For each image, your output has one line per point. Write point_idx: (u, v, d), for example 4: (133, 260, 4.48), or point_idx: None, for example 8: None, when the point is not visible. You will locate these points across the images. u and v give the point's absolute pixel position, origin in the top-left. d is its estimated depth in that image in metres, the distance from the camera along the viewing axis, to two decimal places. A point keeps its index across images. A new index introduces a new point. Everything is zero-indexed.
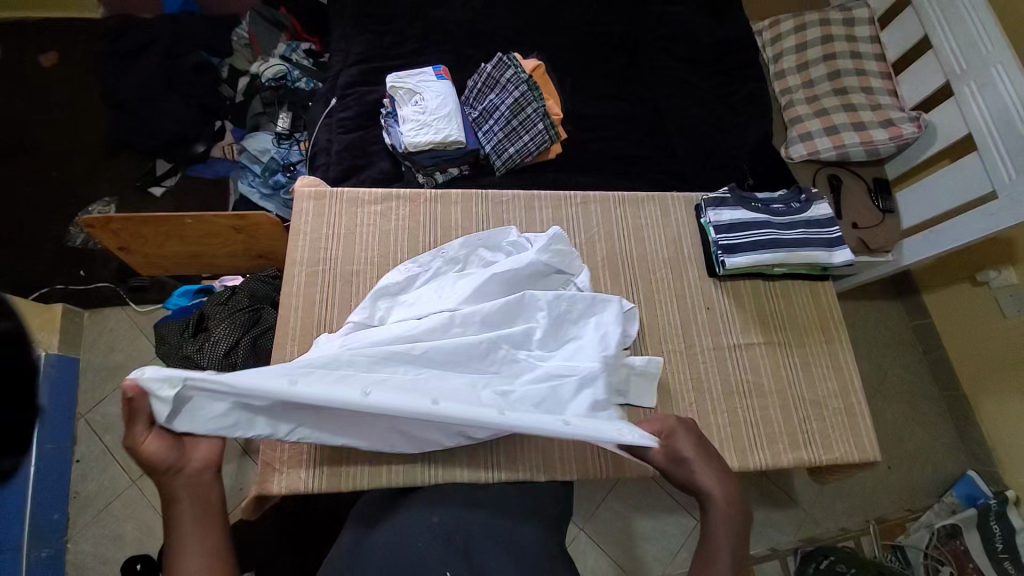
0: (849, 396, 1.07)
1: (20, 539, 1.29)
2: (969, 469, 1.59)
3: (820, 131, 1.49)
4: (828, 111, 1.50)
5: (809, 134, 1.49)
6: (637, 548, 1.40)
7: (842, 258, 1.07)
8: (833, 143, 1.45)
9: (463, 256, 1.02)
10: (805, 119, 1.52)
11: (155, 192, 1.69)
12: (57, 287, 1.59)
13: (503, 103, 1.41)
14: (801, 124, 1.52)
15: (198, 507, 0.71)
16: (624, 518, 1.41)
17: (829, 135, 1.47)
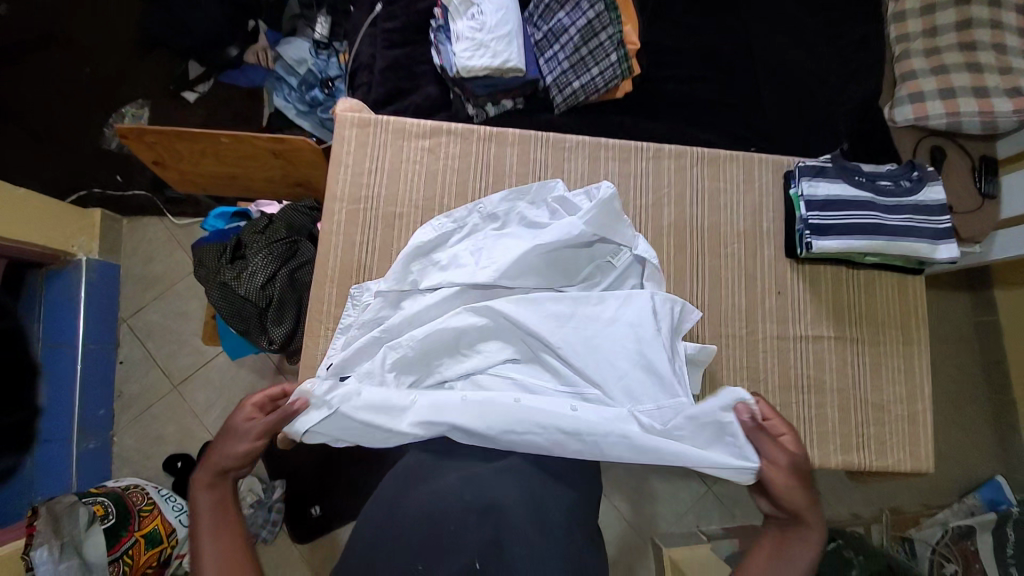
0: (914, 403, 0.99)
1: (70, 433, 1.40)
2: (999, 474, 1.50)
3: (933, 92, 1.26)
4: (948, 69, 1.26)
5: (920, 95, 1.26)
6: (646, 505, 1.42)
7: (947, 254, 0.92)
8: (946, 109, 1.24)
9: (501, 213, 0.94)
10: (919, 75, 1.27)
11: (189, 98, 1.61)
12: (94, 192, 1.56)
13: (573, 25, 1.21)
14: (914, 82, 1.28)
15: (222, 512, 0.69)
16: (638, 476, 1.43)
17: (943, 99, 1.24)
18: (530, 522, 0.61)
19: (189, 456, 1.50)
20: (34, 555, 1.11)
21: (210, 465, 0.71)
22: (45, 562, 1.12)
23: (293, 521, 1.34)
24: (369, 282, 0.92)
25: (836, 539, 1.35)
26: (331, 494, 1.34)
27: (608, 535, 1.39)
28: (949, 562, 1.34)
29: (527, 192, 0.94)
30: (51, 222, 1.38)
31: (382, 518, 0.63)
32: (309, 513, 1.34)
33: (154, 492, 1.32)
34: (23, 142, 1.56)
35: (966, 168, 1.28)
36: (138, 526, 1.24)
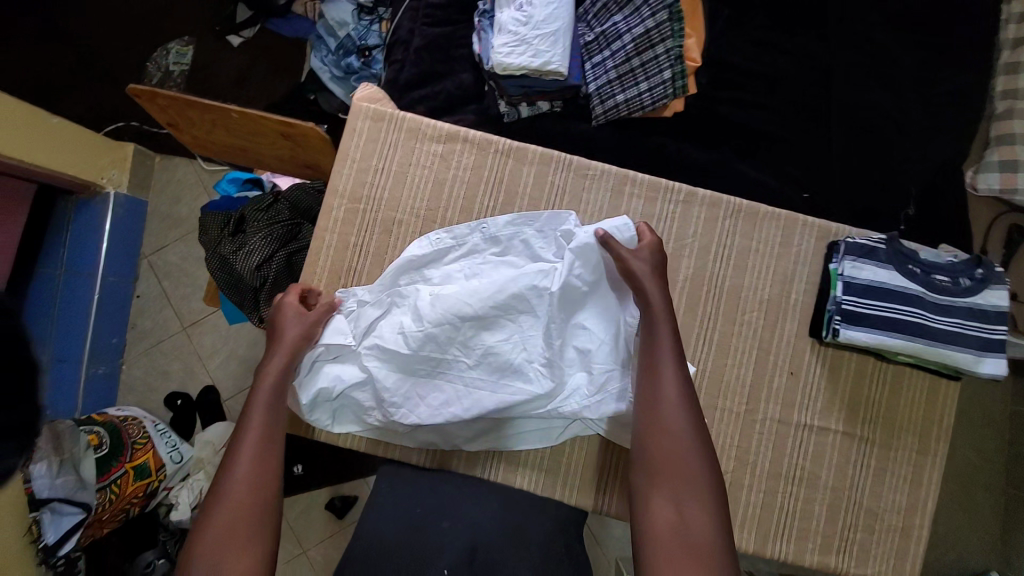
0: (913, 517, 0.90)
1: (80, 354, 1.41)
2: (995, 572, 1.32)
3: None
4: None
5: (1014, 164, 1.13)
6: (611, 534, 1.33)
7: (993, 370, 0.82)
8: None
9: (504, 239, 0.88)
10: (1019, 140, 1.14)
11: (233, 42, 1.54)
12: (131, 125, 1.52)
13: (627, 33, 1.09)
14: (1010, 147, 1.14)
15: (274, 399, 0.77)
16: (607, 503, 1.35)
17: None
18: (500, 537, 0.76)
19: (189, 396, 1.49)
20: (32, 469, 1.10)
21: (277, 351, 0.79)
22: (42, 476, 1.10)
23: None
24: (355, 287, 0.89)
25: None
26: (313, 456, 1.30)
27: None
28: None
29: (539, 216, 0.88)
30: (84, 153, 1.35)
31: (378, 533, 0.77)
32: (291, 471, 1.31)
33: (150, 425, 1.32)
34: (67, 63, 1.48)
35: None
36: (129, 458, 1.24)
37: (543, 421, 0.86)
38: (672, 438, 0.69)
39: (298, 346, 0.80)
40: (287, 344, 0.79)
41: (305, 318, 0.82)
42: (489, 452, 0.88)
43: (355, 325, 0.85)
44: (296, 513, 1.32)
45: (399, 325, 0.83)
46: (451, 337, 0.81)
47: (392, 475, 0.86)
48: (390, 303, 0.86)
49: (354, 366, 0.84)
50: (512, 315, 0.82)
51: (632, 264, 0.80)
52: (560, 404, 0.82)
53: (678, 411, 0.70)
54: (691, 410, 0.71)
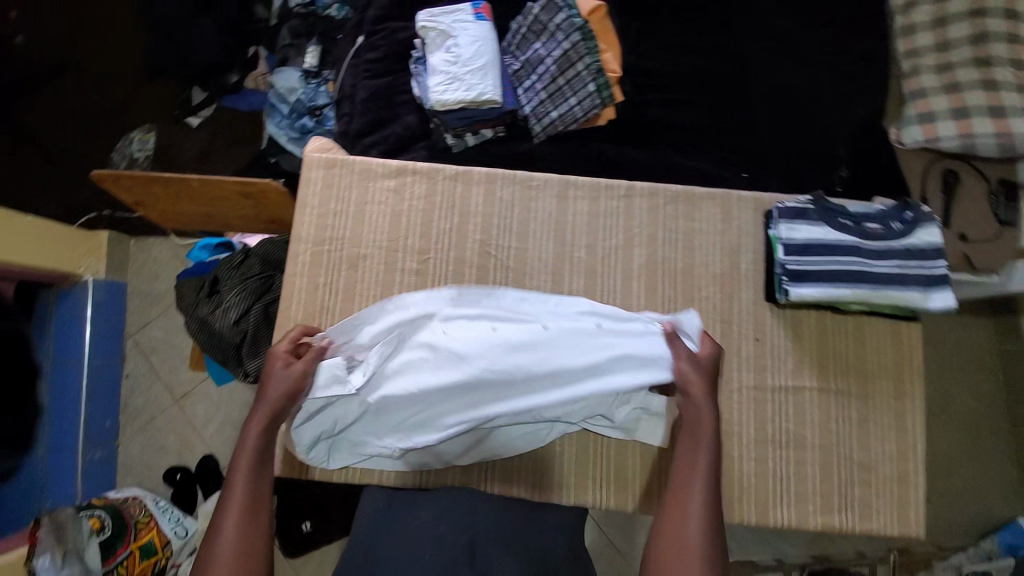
0: (906, 463, 0.92)
1: (75, 443, 1.39)
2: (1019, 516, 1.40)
3: (945, 111, 1.18)
4: (962, 86, 1.18)
5: (930, 115, 1.20)
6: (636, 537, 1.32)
7: (940, 303, 0.86)
8: (960, 131, 1.17)
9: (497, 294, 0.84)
10: (930, 94, 1.20)
11: (191, 123, 1.59)
12: (103, 214, 1.55)
13: (549, 56, 1.19)
14: (924, 101, 1.21)
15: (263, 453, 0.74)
16: None
17: (957, 119, 1.17)
18: (499, 546, 0.77)
19: (189, 468, 1.48)
20: (37, 562, 1.09)
21: (263, 404, 0.77)
22: (47, 569, 1.09)
23: (282, 535, 1.29)
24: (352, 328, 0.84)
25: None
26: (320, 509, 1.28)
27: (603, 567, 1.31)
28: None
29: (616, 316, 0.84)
30: (62, 245, 1.37)
31: (371, 552, 0.77)
32: (300, 529, 1.29)
33: (152, 502, 1.29)
34: (36, 166, 1.54)
35: (981, 194, 1.20)
36: (134, 537, 1.21)
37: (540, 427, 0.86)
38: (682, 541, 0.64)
39: (283, 397, 0.78)
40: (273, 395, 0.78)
41: (293, 370, 0.79)
42: (482, 465, 0.90)
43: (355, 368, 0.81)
44: (311, 569, 1.29)
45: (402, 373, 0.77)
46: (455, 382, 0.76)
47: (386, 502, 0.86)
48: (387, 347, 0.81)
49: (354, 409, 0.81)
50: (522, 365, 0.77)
51: (683, 362, 0.77)
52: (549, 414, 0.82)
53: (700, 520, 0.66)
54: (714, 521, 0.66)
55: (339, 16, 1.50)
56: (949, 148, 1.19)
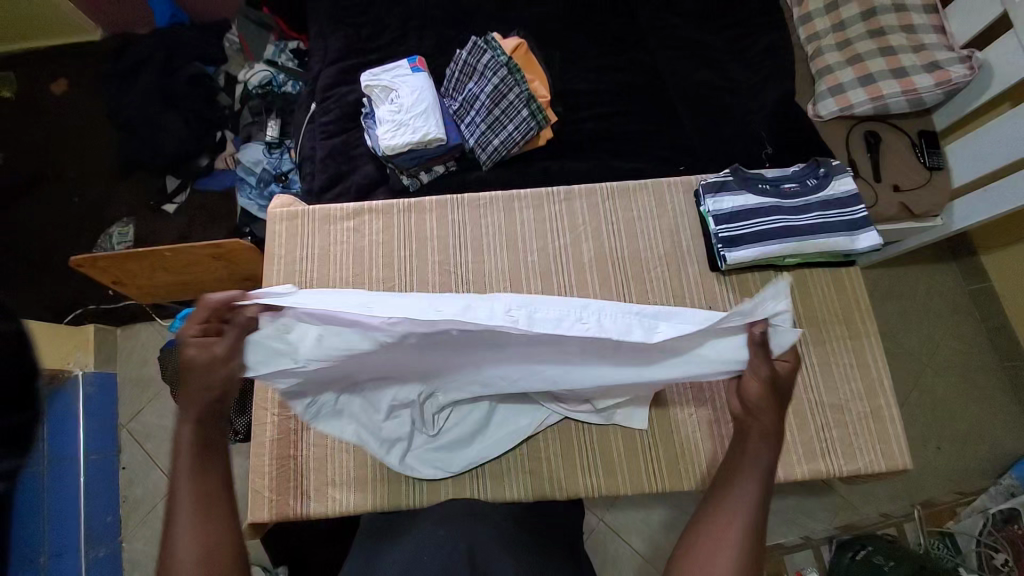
0: (876, 399, 0.96)
1: (76, 543, 1.32)
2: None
3: (853, 81, 1.27)
4: (862, 57, 1.28)
5: (840, 87, 1.28)
6: (658, 538, 1.30)
7: (866, 242, 0.94)
8: (871, 94, 1.25)
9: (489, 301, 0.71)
10: (835, 69, 1.30)
11: (168, 210, 1.68)
12: (88, 308, 1.57)
13: (483, 92, 1.32)
14: (832, 75, 1.30)
15: (204, 447, 0.59)
16: (642, 509, 1.32)
17: (864, 85, 1.26)
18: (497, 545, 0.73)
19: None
20: None
21: (186, 398, 0.60)
22: None
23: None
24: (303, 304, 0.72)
25: (866, 544, 1.26)
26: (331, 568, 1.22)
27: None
28: (997, 552, 1.23)
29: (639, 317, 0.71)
30: (53, 344, 1.35)
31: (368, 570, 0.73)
32: None
33: None
34: (22, 273, 1.61)
35: (904, 146, 1.27)
36: None
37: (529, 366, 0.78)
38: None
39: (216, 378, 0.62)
40: (195, 387, 0.61)
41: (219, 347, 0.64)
42: (472, 472, 0.93)
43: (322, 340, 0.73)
44: None
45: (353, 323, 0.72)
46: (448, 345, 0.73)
47: (385, 524, 0.87)
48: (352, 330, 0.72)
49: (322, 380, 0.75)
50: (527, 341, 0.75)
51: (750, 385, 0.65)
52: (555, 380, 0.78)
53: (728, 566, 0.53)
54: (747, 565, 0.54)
55: (294, 91, 1.62)
56: (863, 112, 1.27)
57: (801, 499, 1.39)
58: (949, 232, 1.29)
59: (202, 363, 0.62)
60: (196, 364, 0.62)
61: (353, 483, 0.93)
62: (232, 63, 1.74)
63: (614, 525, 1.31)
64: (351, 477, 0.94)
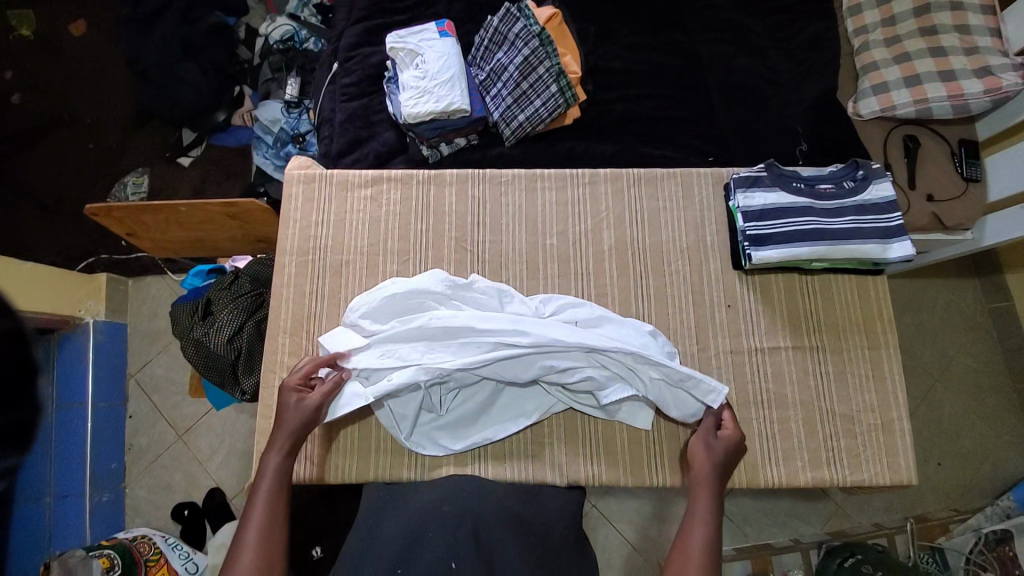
0: (889, 411, 0.94)
1: (82, 487, 1.35)
2: None
3: (898, 81, 1.20)
4: (911, 56, 1.21)
5: (884, 86, 1.21)
6: (650, 528, 1.31)
7: (900, 252, 0.90)
8: (914, 97, 1.18)
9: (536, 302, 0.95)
10: (881, 66, 1.23)
11: (184, 163, 1.66)
12: (101, 257, 1.57)
13: (512, 63, 1.26)
14: (877, 73, 1.23)
15: (283, 475, 0.80)
16: (637, 498, 1.33)
17: (909, 87, 1.19)
18: (504, 525, 0.73)
19: (196, 503, 1.43)
20: None
21: (281, 433, 0.83)
22: None
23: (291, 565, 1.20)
24: (383, 306, 0.93)
25: (856, 553, 1.23)
26: (329, 531, 1.22)
27: (617, 565, 1.29)
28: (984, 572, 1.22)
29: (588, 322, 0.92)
30: (65, 291, 1.36)
31: (368, 544, 0.74)
32: (309, 556, 1.20)
33: (161, 540, 1.31)
34: (38, 217, 1.61)
35: (943, 154, 1.21)
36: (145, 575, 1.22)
37: (528, 357, 0.88)
38: None
39: (298, 430, 0.84)
40: (290, 426, 0.84)
41: (307, 402, 0.85)
42: (475, 451, 0.93)
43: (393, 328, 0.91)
44: None
45: (415, 327, 0.89)
46: (483, 329, 0.88)
47: (384, 493, 0.88)
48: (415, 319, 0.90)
49: (386, 360, 0.89)
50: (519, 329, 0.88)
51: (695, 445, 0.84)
52: (548, 371, 0.88)
53: None
54: None
55: (315, 48, 1.57)
56: (905, 115, 1.20)
57: (794, 501, 1.40)
58: (978, 248, 1.24)
59: (292, 411, 0.85)
60: (290, 411, 0.85)
61: (355, 454, 0.94)
62: (253, 15, 1.73)
63: (604, 511, 1.33)
64: (355, 446, 0.94)
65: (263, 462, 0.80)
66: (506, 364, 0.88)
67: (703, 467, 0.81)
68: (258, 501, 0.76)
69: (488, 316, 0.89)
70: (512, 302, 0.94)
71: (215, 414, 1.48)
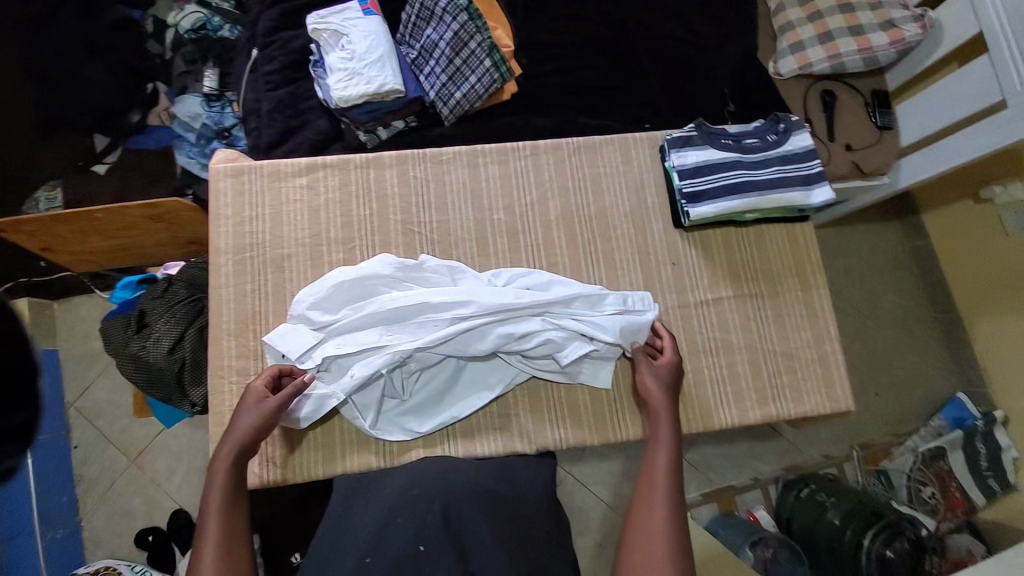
0: (824, 346, 1.02)
1: (31, 523, 1.23)
2: (958, 390, 1.54)
3: (813, 38, 1.27)
4: (822, 14, 1.28)
5: (800, 44, 1.27)
6: (623, 486, 1.37)
7: (821, 197, 0.97)
8: (828, 53, 1.25)
9: (488, 276, 0.96)
10: (796, 25, 1.29)
11: (99, 170, 1.51)
12: (20, 281, 1.40)
13: (442, 39, 1.23)
14: (793, 32, 1.29)
15: (237, 484, 0.77)
16: (609, 460, 1.39)
17: (823, 43, 1.26)
18: (473, 502, 0.74)
19: (161, 527, 1.36)
20: None
21: (230, 442, 0.79)
22: None
23: (270, 570, 1.19)
24: (334, 297, 0.91)
25: (810, 484, 1.36)
26: (306, 534, 1.20)
27: (595, 525, 1.35)
28: (925, 486, 1.40)
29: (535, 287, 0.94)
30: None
31: (338, 539, 0.73)
32: (289, 560, 1.19)
33: (126, 568, 1.25)
34: None
35: (858, 105, 1.30)
36: None
37: (483, 326, 0.89)
38: (644, 538, 0.70)
39: (253, 434, 0.80)
40: (243, 433, 0.80)
41: (264, 405, 0.82)
42: (442, 431, 0.93)
43: (346, 317, 0.89)
44: None
45: (370, 313, 0.88)
46: (437, 306, 0.89)
47: (354, 484, 0.87)
48: (366, 305, 0.89)
49: (343, 349, 0.87)
50: (472, 301, 0.89)
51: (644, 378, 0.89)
52: (506, 339, 0.89)
53: (664, 526, 0.70)
54: (677, 526, 0.71)
55: (232, 36, 1.47)
56: (821, 71, 1.27)
57: (750, 444, 1.48)
58: (893, 191, 1.34)
59: (246, 414, 0.81)
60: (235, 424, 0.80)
61: (319, 449, 0.92)
62: (160, 6, 1.58)
63: (579, 477, 1.37)
64: (317, 441, 0.92)
65: (213, 472, 0.76)
66: (463, 335, 0.89)
67: (657, 397, 0.87)
68: (211, 514, 0.73)
69: (441, 292, 0.90)
70: (464, 276, 0.95)
71: (169, 433, 1.41)
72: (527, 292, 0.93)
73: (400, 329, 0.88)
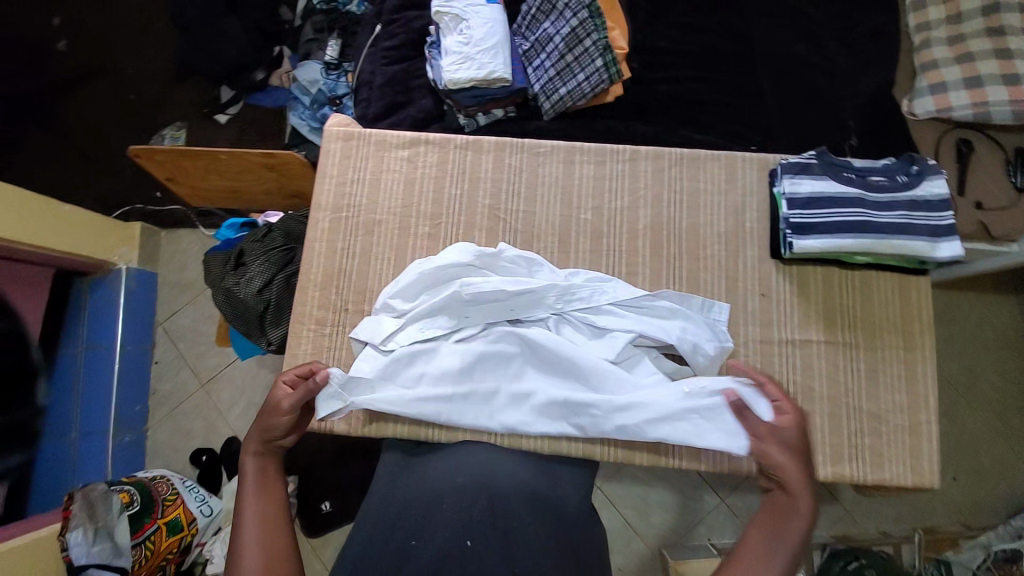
0: (918, 414, 0.91)
1: (106, 425, 1.39)
2: None
3: (959, 82, 1.14)
4: (973, 57, 1.14)
5: (942, 86, 1.15)
6: (652, 515, 1.32)
7: (948, 251, 0.87)
8: (973, 99, 1.12)
9: (564, 275, 0.95)
10: (940, 65, 1.17)
11: (219, 119, 1.65)
12: (137, 207, 1.59)
13: (558, 33, 1.24)
14: (935, 72, 1.17)
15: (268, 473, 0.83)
16: (643, 484, 1.34)
17: (968, 89, 1.13)
18: (519, 500, 0.73)
19: (214, 450, 1.47)
20: (69, 537, 1.14)
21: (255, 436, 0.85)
22: (79, 544, 1.15)
23: (302, 517, 1.26)
24: (410, 283, 0.94)
25: (860, 557, 1.24)
26: (341, 492, 1.26)
27: (618, 546, 1.31)
28: None
29: (607, 291, 0.93)
30: (97, 239, 1.39)
31: (384, 509, 0.75)
32: (319, 509, 1.25)
33: (178, 482, 1.32)
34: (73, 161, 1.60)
35: (996, 162, 1.14)
36: (161, 513, 1.23)
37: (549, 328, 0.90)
38: None
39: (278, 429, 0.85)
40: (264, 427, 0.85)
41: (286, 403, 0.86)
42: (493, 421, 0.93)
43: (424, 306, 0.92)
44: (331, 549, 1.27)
45: (448, 296, 0.90)
46: (510, 300, 0.91)
47: (405, 459, 0.90)
48: (443, 286, 0.93)
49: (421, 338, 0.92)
50: (542, 297, 0.92)
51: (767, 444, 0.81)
52: (568, 346, 0.90)
53: None
54: None
55: (358, 11, 1.54)
56: (961, 118, 1.14)
57: None
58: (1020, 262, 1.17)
59: (271, 410, 0.86)
60: (268, 415, 0.86)
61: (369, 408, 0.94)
62: None
63: (608, 493, 1.34)
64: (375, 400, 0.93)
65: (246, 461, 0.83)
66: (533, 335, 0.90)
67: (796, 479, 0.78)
68: (248, 501, 0.79)
69: (520, 283, 0.91)
70: (540, 272, 0.95)
71: (237, 367, 1.52)
72: (602, 298, 0.92)
73: (473, 316, 0.92)
